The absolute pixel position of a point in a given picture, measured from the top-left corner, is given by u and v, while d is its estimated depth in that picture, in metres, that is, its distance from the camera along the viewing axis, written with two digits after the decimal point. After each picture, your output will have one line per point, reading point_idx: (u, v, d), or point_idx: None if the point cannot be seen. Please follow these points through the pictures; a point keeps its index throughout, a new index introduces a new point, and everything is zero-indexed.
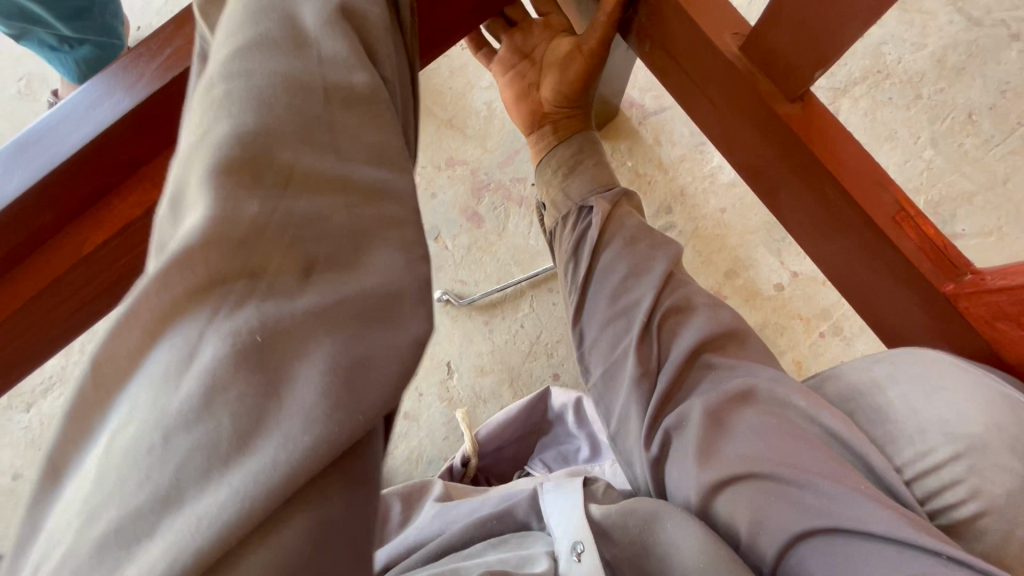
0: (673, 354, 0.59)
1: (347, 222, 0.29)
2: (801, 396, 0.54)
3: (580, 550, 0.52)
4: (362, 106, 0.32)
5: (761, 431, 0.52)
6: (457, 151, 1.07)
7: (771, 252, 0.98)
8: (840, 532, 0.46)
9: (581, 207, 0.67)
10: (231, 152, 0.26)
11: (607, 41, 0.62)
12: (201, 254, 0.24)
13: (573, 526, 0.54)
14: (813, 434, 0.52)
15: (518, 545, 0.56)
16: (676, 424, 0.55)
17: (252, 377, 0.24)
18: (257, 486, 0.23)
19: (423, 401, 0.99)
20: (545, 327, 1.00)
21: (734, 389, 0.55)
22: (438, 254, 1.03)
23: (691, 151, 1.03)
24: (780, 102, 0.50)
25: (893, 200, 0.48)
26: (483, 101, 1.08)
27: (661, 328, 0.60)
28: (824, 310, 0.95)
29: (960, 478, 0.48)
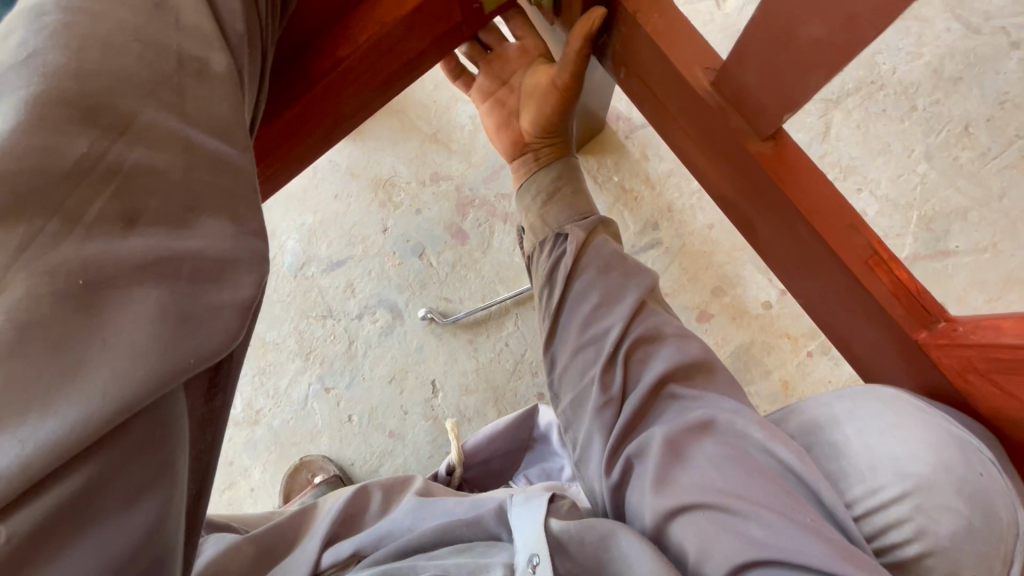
0: (639, 381, 0.58)
1: (183, 180, 0.32)
2: (759, 428, 0.54)
3: (535, 563, 0.53)
4: (214, 79, 0.36)
5: (717, 461, 0.52)
6: (442, 166, 1.05)
7: (760, 270, 0.96)
8: (780, 564, 0.45)
9: (545, 237, 0.66)
10: (64, 96, 0.29)
11: (581, 72, 0.60)
12: (13, 184, 0.26)
13: (531, 539, 0.54)
14: (766, 466, 0.52)
15: (480, 553, 0.57)
16: (638, 452, 0.55)
17: (67, 312, 0.26)
18: (84, 423, 0.26)
19: (408, 420, 0.99)
20: (530, 345, 0.99)
21: (693, 420, 0.55)
22: (423, 271, 1.03)
23: (679, 165, 1.01)
24: (749, 139, 0.49)
25: (867, 243, 0.46)
26: (468, 115, 1.06)
27: (629, 357, 0.59)
28: (812, 328, 0.94)
29: (904, 517, 0.45)
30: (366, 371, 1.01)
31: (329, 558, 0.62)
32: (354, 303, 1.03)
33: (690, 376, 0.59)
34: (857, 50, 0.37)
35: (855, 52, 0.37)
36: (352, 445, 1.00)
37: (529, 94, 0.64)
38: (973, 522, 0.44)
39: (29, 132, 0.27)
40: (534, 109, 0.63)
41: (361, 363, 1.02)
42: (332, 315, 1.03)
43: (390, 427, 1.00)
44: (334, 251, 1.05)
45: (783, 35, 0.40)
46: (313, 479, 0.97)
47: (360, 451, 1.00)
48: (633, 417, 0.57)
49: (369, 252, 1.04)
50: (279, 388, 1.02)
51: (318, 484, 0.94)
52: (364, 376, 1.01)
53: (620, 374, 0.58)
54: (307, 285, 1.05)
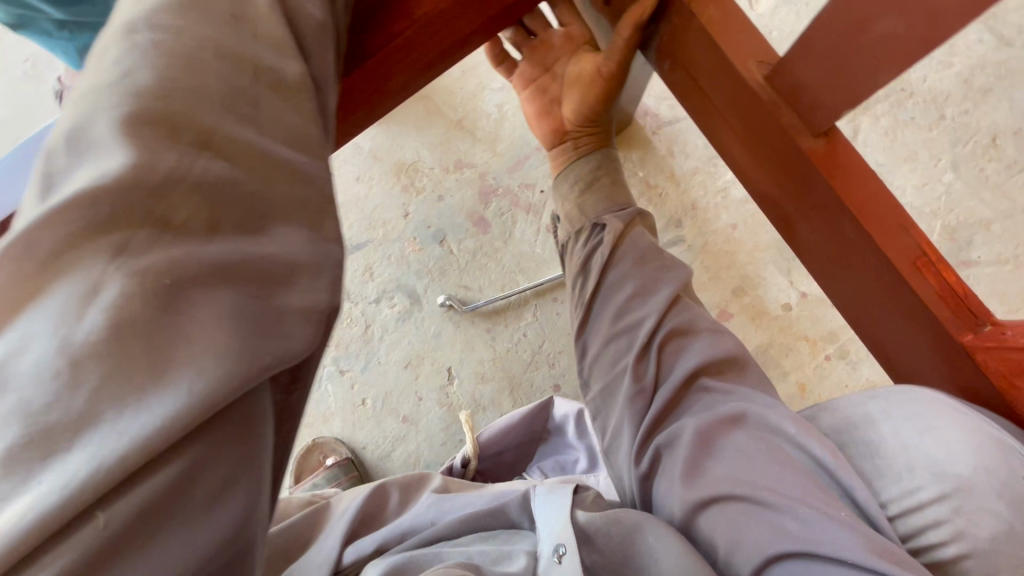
0: (671, 373, 0.58)
1: (262, 191, 0.31)
2: (793, 424, 0.53)
3: (561, 553, 0.53)
4: (288, 93, 0.36)
5: (749, 454, 0.52)
6: (466, 154, 1.05)
7: (781, 272, 0.96)
8: (813, 557, 0.45)
9: (581, 228, 0.66)
10: (155, 106, 0.28)
11: (627, 61, 0.60)
12: (111, 191, 0.25)
13: (556, 529, 0.55)
14: (800, 461, 0.51)
15: (504, 541, 0.58)
16: (667, 443, 0.55)
17: (156, 316, 0.25)
18: (175, 417, 0.24)
19: (423, 406, 0.99)
20: (548, 337, 0.98)
21: (726, 414, 0.55)
22: (443, 258, 1.02)
23: (704, 164, 1.01)
24: (800, 133, 0.49)
25: (916, 244, 0.46)
26: (494, 104, 1.06)
27: (662, 350, 0.59)
28: (831, 332, 0.94)
29: (943, 518, 0.45)
30: (382, 356, 1.01)
31: (350, 555, 0.61)
32: (373, 287, 1.03)
33: (723, 371, 0.59)
34: (938, 45, 0.37)
35: (935, 45, 0.37)
36: (365, 429, 1.00)
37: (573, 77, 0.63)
38: (1013, 526, 0.43)
39: (129, 143, 0.26)
40: (577, 94, 0.63)
41: (377, 348, 1.01)
42: (350, 298, 1.03)
43: (404, 412, 0.99)
44: (354, 235, 1.05)
45: (853, 29, 0.40)
46: (326, 461, 0.97)
47: (373, 435, 0.99)
48: (664, 407, 0.57)
49: (389, 236, 1.04)
50: None
51: (330, 466, 0.95)
52: (380, 360, 1.01)
53: (652, 366, 0.58)
54: None
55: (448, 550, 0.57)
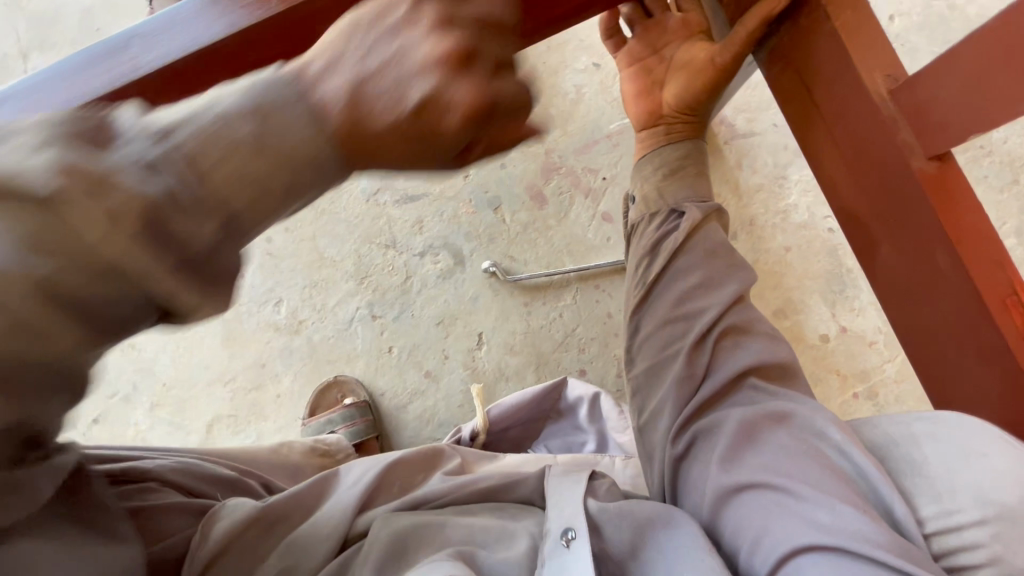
0: (724, 365, 0.58)
1: None
2: (838, 430, 0.53)
3: (570, 537, 0.51)
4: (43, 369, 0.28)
5: (788, 451, 0.52)
6: (537, 128, 1.05)
7: (825, 302, 0.96)
8: (841, 551, 0.44)
9: (651, 214, 0.67)
10: None
11: (741, 56, 0.60)
12: None
13: (566, 513, 0.53)
14: (839, 468, 0.51)
15: (511, 516, 0.57)
16: (706, 428, 0.55)
17: None
18: None
19: (447, 365, 1.00)
20: (583, 322, 0.99)
21: (771, 411, 0.55)
22: (494, 225, 1.03)
23: (770, 182, 1.01)
24: (914, 153, 0.49)
25: (1006, 283, 0.47)
26: (573, 84, 1.06)
27: (720, 343, 0.59)
28: (864, 371, 0.94)
29: (982, 543, 0.44)
30: (415, 309, 1.02)
31: (362, 525, 0.57)
32: (420, 240, 1.03)
33: (775, 375, 0.59)
34: None
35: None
36: (385, 376, 1.01)
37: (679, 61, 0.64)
38: None
39: None
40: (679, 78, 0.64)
41: (413, 300, 1.02)
42: (395, 247, 1.04)
43: (427, 368, 1.00)
44: (411, 186, 1.05)
45: (1006, 54, 0.41)
46: (343, 400, 0.98)
47: (393, 384, 1.00)
48: (708, 395, 0.57)
49: (445, 194, 1.04)
50: (327, 304, 1.03)
51: (347, 405, 0.95)
52: (413, 312, 1.02)
53: (707, 357, 0.58)
54: (377, 211, 1.05)
55: (453, 520, 0.55)
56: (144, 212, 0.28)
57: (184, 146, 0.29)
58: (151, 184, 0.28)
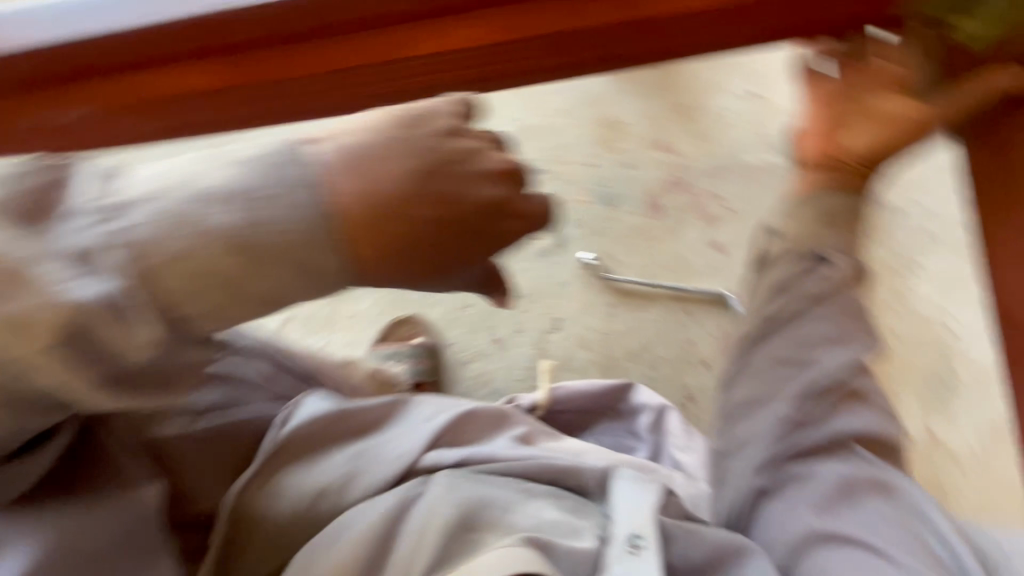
0: (831, 422, 0.56)
1: None
2: (941, 516, 0.53)
3: (638, 545, 0.49)
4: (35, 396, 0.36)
5: (887, 519, 0.52)
6: (675, 140, 1.04)
7: (919, 400, 0.91)
8: None
9: (788, 261, 0.61)
10: None
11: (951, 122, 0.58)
12: None
13: (637, 520, 0.51)
14: (935, 553, 0.51)
15: (574, 508, 0.55)
16: (803, 475, 0.55)
17: None
18: None
19: (518, 339, 1.01)
20: (663, 340, 0.98)
21: (869, 478, 0.54)
22: (604, 221, 1.03)
23: (897, 263, 0.96)
24: None
25: None
26: (723, 106, 1.04)
27: (838, 402, 0.57)
28: (939, 485, 0.88)
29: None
30: None
31: (430, 461, 0.56)
32: None
33: (879, 448, 0.57)
34: None
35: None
36: (457, 329, 1.03)
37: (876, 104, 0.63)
38: None
39: None
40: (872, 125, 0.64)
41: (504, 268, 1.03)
42: None
43: (499, 335, 1.01)
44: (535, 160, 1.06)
45: None
46: (413, 339, 1.00)
47: (462, 339, 1.02)
48: (806, 444, 0.56)
49: (564, 176, 1.05)
50: None
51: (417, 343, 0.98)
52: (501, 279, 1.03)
53: (820, 410, 0.56)
54: None
55: (517, 505, 0.52)
56: (292, 255, 0.37)
57: (317, 198, 0.37)
58: (294, 231, 0.37)
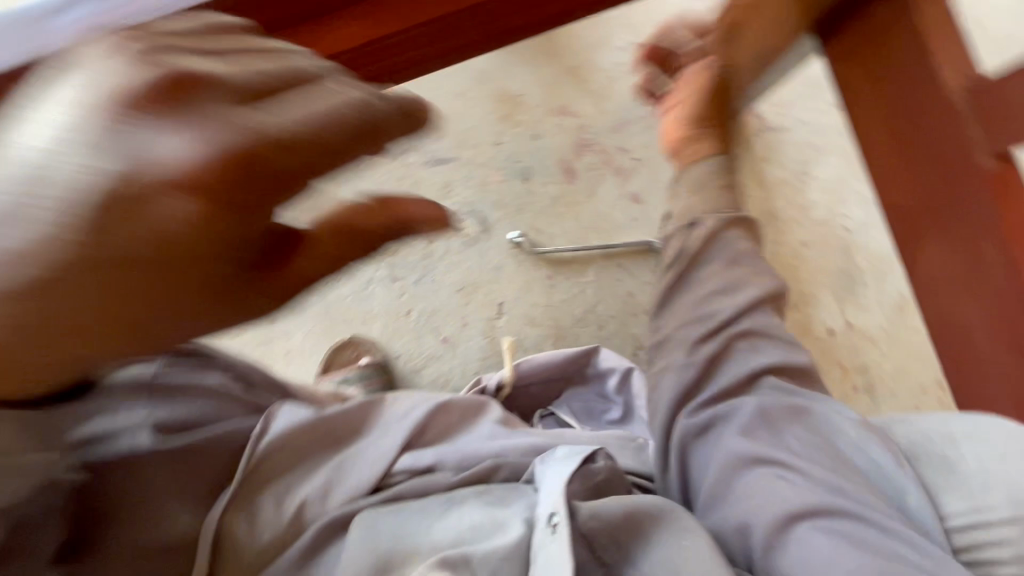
0: (748, 341, 0.57)
1: None
2: (855, 427, 0.53)
3: (554, 522, 0.43)
4: None
5: (804, 437, 0.52)
6: (572, 102, 1.04)
7: (834, 299, 0.99)
8: (846, 519, 0.47)
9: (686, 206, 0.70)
10: None
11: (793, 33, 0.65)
12: None
13: (550, 495, 0.45)
14: (853, 462, 0.51)
15: (499, 499, 0.49)
16: (717, 416, 0.55)
17: None
18: None
19: (466, 332, 0.99)
20: (604, 299, 0.98)
21: (790, 405, 0.54)
22: (523, 195, 1.02)
23: (794, 179, 1.02)
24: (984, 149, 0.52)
25: None
26: (611, 61, 1.05)
27: (734, 338, 0.56)
28: (863, 366, 0.97)
29: (1010, 540, 0.45)
30: (438, 274, 1.00)
31: (406, 462, 0.53)
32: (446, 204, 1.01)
33: (793, 377, 0.56)
34: None
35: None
36: (402, 338, 0.99)
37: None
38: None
39: None
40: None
41: (436, 264, 1.00)
42: None
43: (445, 333, 0.99)
44: (442, 148, 1.03)
45: None
46: (358, 360, 0.96)
47: (409, 347, 0.99)
48: (719, 364, 0.56)
49: (475, 160, 1.02)
50: None
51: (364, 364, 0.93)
52: (435, 277, 1.00)
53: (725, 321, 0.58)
54: (404, 171, 1.02)
55: (439, 518, 0.47)
56: None
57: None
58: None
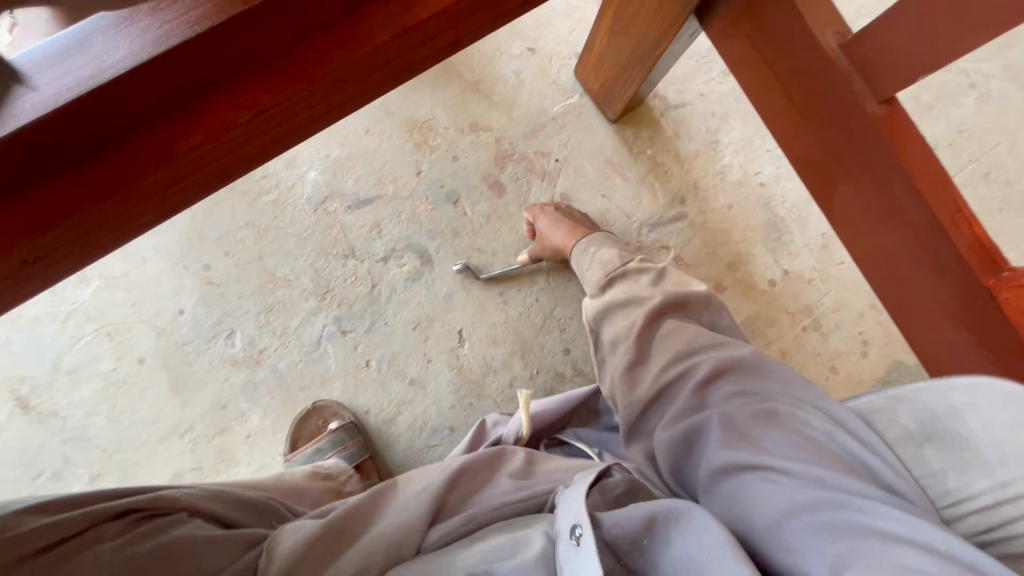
0: (686, 368, 0.58)
1: None
2: (819, 418, 0.50)
3: (579, 533, 0.42)
4: None
5: (775, 433, 0.49)
6: (482, 117, 1.03)
7: (767, 251, 1.05)
8: (843, 507, 0.43)
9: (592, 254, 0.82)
10: None
11: (682, 17, 0.69)
12: None
13: (573, 509, 0.44)
14: (835, 450, 0.48)
15: (522, 524, 0.49)
16: (693, 426, 0.53)
17: None
18: None
19: (432, 369, 0.96)
20: (559, 302, 0.99)
21: (759, 411, 0.51)
22: (457, 219, 1.00)
23: (705, 148, 1.07)
24: (869, 101, 0.54)
25: (953, 201, 0.54)
26: (511, 69, 1.05)
27: (679, 349, 0.59)
28: (807, 307, 1.03)
29: None
30: (389, 317, 0.97)
31: (434, 536, 0.49)
32: (381, 244, 0.98)
33: (748, 373, 0.55)
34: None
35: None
36: (367, 392, 0.95)
37: (607, 29, 0.85)
38: None
39: None
40: (611, 49, 0.88)
41: (385, 308, 0.97)
42: (355, 256, 0.97)
43: (411, 375, 0.96)
44: (362, 189, 0.99)
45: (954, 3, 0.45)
46: (327, 426, 0.91)
47: (377, 399, 0.95)
48: (669, 398, 0.58)
49: (399, 194, 0.99)
50: (288, 328, 0.95)
51: (335, 429, 0.89)
52: (387, 321, 0.96)
53: (654, 358, 0.60)
54: (328, 221, 0.98)
55: (465, 550, 0.47)
56: None
57: None
58: None
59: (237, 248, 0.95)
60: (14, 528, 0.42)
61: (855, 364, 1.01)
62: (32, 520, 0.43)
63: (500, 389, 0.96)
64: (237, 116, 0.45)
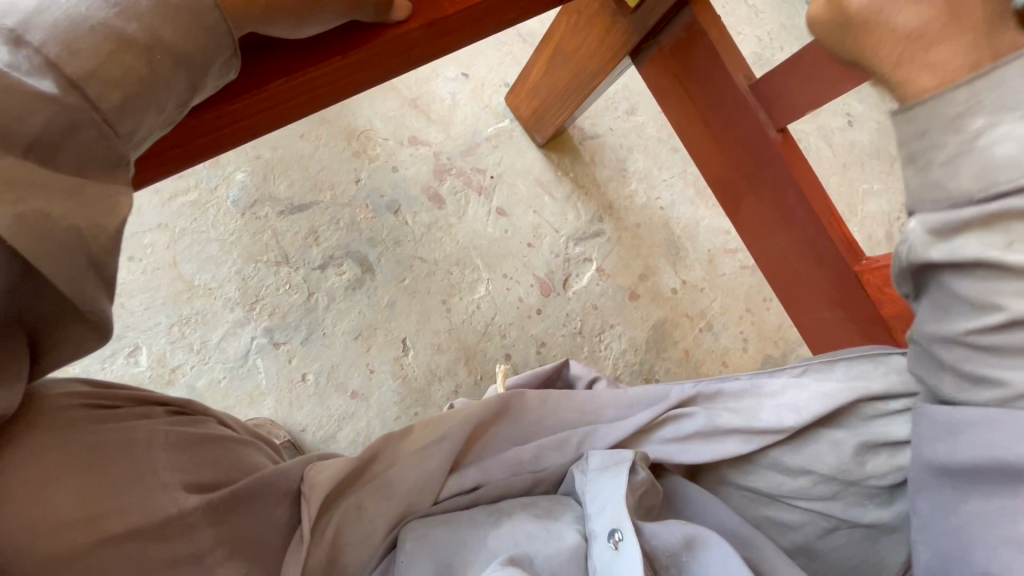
0: None
1: None
2: None
3: (619, 537, 0.44)
4: None
5: None
6: (419, 131, 1.06)
7: (670, 264, 1.18)
8: None
9: None
10: None
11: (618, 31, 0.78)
12: None
13: (613, 509, 0.46)
14: None
15: (549, 509, 0.50)
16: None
17: None
18: None
19: (375, 379, 0.92)
20: (500, 309, 1.03)
21: None
22: (398, 228, 1.00)
23: (617, 174, 1.20)
24: (771, 127, 0.70)
25: (827, 207, 0.71)
26: (447, 91, 1.11)
27: None
28: (701, 311, 1.17)
29: None
30: (327, 328, 0.91)
31: (454, 484, 0.52)
32: (317, 252, 0.93)
33: None
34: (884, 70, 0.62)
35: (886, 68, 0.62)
36: (303, 409, 0.88)
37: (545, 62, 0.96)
38: None
39: None
40: (546, 80, 0.99)
41: (322, 318, 0.92)
42: (288, 263, 0.91)
43: (352, 388, 0.91)
44: (296, 194, 0.95)
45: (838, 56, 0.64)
46: None
47: (314, 415, 0.88)
48: None
49: (337, 201, 0.97)
50: (209, 342, 0.85)
51: None
52: (325, 332, 0.91)
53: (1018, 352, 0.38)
54: (258, 226, 0.91)
55: (493, 534, 0.48)
56: None
57: None
58: None
59: (144, 253, 0.86)
60: (62, 391, 0.44)
61: (740, 358, 1.16)
62: (65, 386, 0.44)
63: (446, 397, 0.95)
64: (265, 83, 0.42)
